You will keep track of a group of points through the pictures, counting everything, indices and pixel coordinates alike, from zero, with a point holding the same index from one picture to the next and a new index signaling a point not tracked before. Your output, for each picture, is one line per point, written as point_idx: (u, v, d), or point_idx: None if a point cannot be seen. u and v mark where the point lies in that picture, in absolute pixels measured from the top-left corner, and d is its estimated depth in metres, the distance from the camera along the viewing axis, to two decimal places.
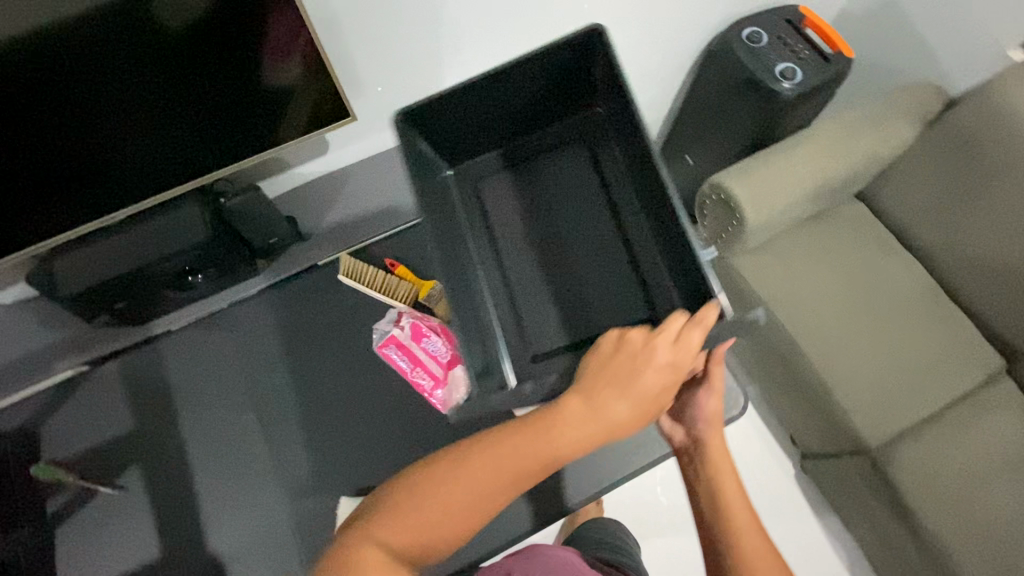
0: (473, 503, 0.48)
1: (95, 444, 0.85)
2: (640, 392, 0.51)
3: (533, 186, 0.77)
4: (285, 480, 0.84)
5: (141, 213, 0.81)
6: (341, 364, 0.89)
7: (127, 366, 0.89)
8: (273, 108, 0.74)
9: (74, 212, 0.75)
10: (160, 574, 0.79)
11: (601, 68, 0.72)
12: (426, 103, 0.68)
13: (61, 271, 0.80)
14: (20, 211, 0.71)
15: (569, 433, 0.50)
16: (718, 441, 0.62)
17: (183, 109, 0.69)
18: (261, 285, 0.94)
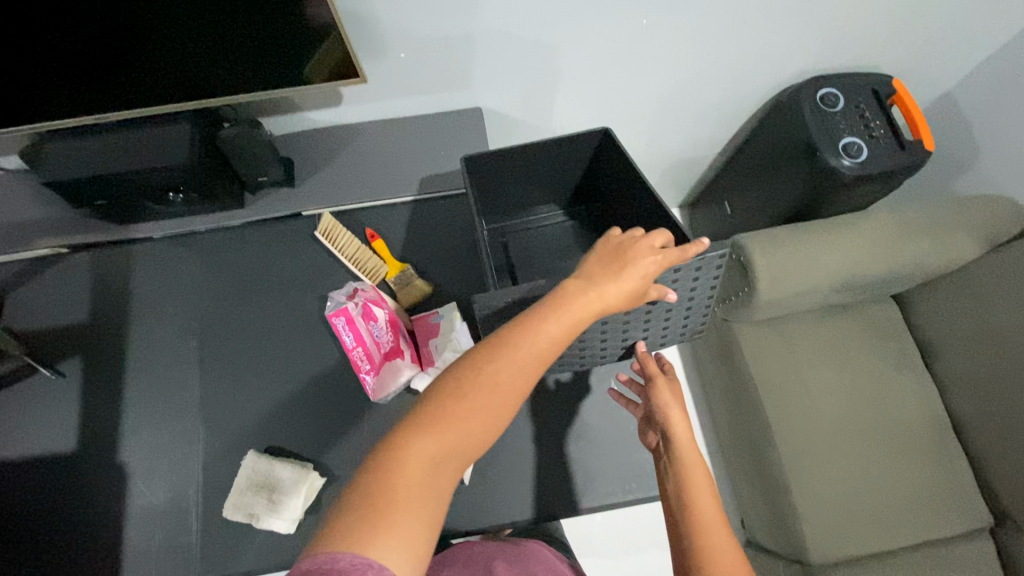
0: (511, 389, 0.51)
1: (51, 324, 0.88)
2: (636, 276, 0.54)
3: (552, 256, 0.92)
4: (203, 413, 0.84)
5: (135, 121, 0.81)
6: (293, 318, 0.89)
7: (102, 259, 0.92)
8: (300, 49, 0.73)
9: (69, 109, 0.76)
10: (65, 464, 0.81)
11: (610, 167, 0.83)
12: (485, 155, 0.79)
13: (47, 154, 0.80)
14: (32, 92, 0.72)
15: (586, 320, 0.52)
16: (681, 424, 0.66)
17: (185, 31, 0.68)
18: (242, 219, 0.93)
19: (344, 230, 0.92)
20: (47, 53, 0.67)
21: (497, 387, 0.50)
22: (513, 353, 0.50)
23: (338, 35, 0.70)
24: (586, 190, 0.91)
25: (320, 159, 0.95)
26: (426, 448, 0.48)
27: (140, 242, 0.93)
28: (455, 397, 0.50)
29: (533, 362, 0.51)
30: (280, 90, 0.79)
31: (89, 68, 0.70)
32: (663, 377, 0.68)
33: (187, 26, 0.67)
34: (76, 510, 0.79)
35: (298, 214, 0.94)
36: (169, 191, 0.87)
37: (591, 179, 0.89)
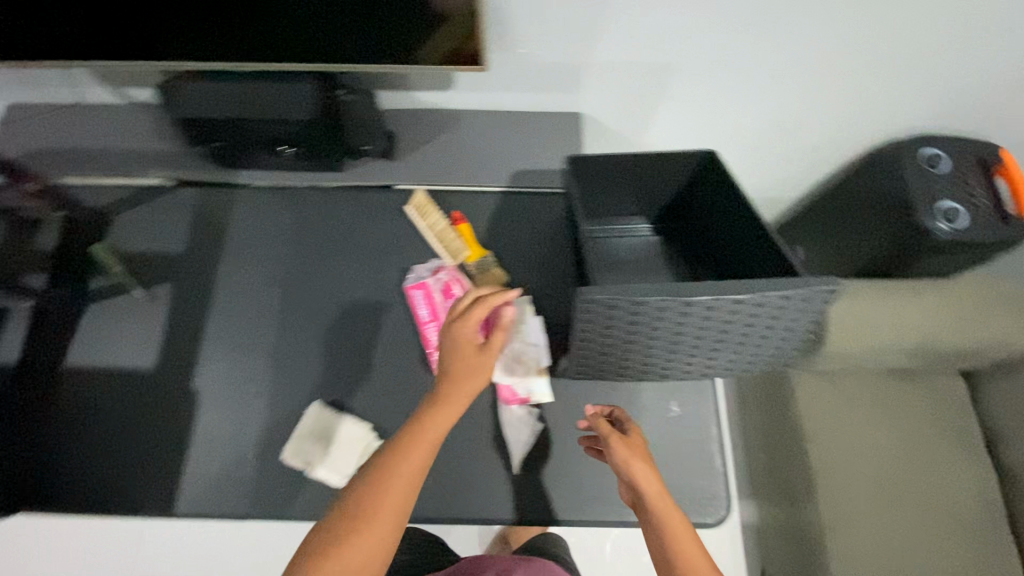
0: (399, 478, 0.61)
1: (149, 249, 0.94)
2: (473, 370, 0.69)
3: (633, 270, 0.91)
4: (275, 357, 0.87)
5: (265, 74, 0.87)
6: (373, 283, 0.92)
7: (205, 197, 0.97)
8: (423, 28, 0.76)
9: (213, 56, 0.80)
10: (142, 380, 0.86)
11: (710, 189, 0.83)
12: (589, 156, 0.82)
13: (186, 92, 0.87)
14: (173, 29, 0.77)
15: (440, 421, 0.66)
16: (652, 481, 0.65)
17: None
18: (338, 183, 0.97)
19: (434, 210, 0.94)
20: None
21: (383, 489, 0.61)
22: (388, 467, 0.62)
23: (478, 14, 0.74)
24: (677, 208, 0.90)
25: (421, 138, 0.98)
26: (337, 550, 0.57)
27: (242, 188, 0.98)
28: (354, 509, 0.60)
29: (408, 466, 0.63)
30: (394, 68, 0.81)
31: (246, 18, 0.75)
32: (619, 435, 0.68)
33: None
34: (146, 425, 0.83)
35: (391, 186, 0.97)
36: (280, 145, 0.93)
37: (684, 197, 0.88)
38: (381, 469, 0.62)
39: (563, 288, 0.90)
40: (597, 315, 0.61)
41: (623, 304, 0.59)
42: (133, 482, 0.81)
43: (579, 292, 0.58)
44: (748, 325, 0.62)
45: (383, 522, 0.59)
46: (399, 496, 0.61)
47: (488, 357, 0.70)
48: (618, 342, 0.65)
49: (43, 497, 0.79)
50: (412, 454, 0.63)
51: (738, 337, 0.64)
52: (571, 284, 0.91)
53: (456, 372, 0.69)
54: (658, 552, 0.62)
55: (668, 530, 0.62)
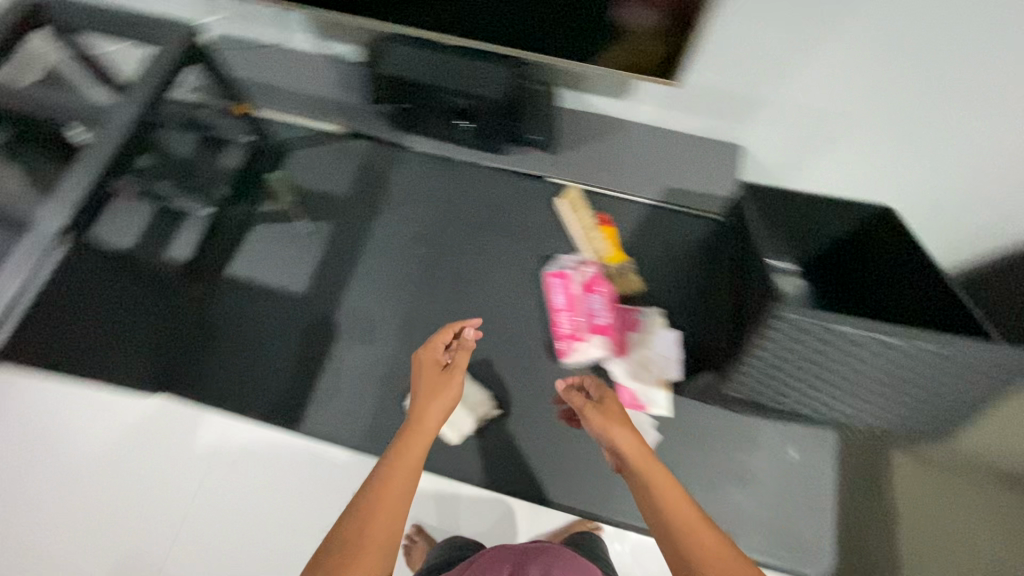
0: (387, 497, 0.59)
1: (318, 186, 1.01)
2: (449, 381, 0.72)
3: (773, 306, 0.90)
4: (413, 310, 0.92)
5: (460, 50, 0.90)
6: (514, 263, 0.95)
7: (375, 151, 1.04)
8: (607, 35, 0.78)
9: (417, 23, 0.83)
10: (291, 301, 0.92)
11: (875, 244, 0.83)
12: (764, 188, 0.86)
13: (394, 52, 0.91)
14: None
15: (431, 425, 0.67)
16: (629, 440, 0.64)
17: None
18: (497, 164, 1.01)
19: (584, 207, 0.97)
20: None
21: (391, 494, 0.59)
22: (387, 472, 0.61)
23: (676, 42, 0.75)
24: (827, 259, 0.90)
25: (585, 136, 1.00)
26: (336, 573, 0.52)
27: (408, 151, 1.04)
28: (350, 538, 0.55)
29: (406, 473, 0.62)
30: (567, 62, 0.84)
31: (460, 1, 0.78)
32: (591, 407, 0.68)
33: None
34: (286, 346, 0.90)
35: (543, 177, 1.00)
36: (459, 118, 0.99)
37: (838, 248, 0.88)
38: (374, 495, 0.59)
39: (698, 310, 0.91)
40: (778, 333, 0.65)
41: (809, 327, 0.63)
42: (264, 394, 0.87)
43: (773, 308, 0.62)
44: (925, 373, 0.64)
45: (379, 544, 0.56)
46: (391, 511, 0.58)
47: (457, 376, 0.73)
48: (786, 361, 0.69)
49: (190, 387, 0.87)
50: (400, 474, 0.61)
51: (906, 382, 0.66)
52: (706, 311, 0.90)
53: (427, 394, 0.70)
54: (652, 517, 0.58)
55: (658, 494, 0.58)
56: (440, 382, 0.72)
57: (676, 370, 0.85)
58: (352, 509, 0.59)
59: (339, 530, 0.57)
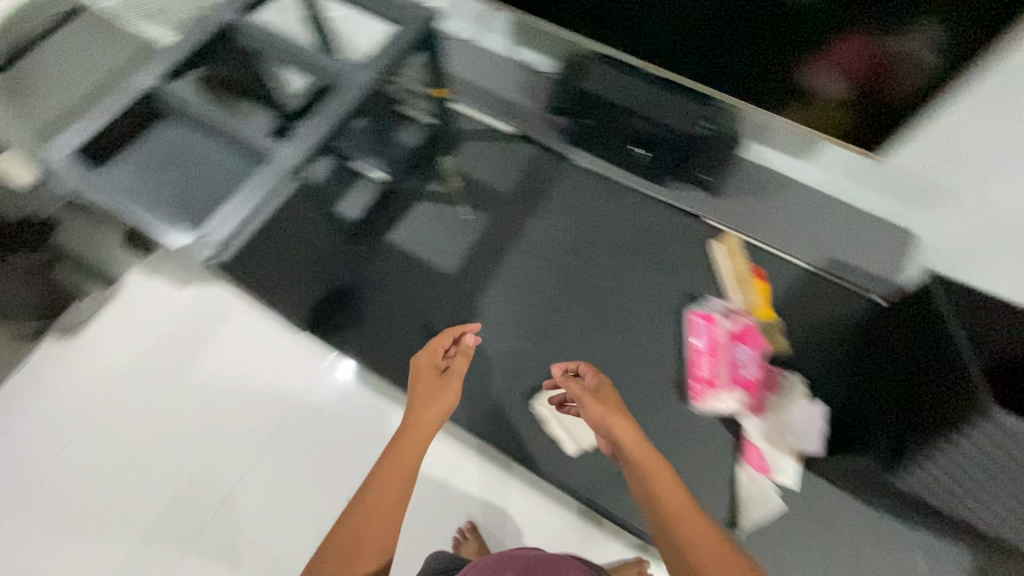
0: (377, 507, 0.64)
1: (480, 179, 1.06)
2: (449, 383, 0.74)
3: None
4: (550, 316, 0.95)
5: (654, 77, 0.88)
6: (658, 295, 0.95)
7: (538, 157, 1.06)
8: (784, 93, 0.74)
9: (620, 41, 0.82)
10: (438, 280, 0.97)
11: None
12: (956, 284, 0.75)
13: (596, 70, 0.94)
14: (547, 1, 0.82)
15: (429, 430, 0.71)
16: (639, 445, 0.63)
17: (704, 28, 0.72)
18: (658, 195, 1.00)
19: (740, 256, 0.94)
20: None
21: (384, 501, 0.65)
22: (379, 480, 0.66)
23: (873, 116, 0.68)
24: (1012, 358, 0.76)
25: (752, 187, 0.96)
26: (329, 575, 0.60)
27: (570, 164, 1.05)
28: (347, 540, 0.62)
29: (401, 481, 0.66)
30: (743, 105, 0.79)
31: (676, 30, 0.74)
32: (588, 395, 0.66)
33: (704, 25, 0.71)
34: (428, 321, 0.95)
35: (699, 218, 0.98)
36: (635, 144, 0.98)
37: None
38: (369, 499, 0.65)
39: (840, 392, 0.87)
40: (980, 434, 0.63)
41: (1020, 437, 0.60)
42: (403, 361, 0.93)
43: (987, 407, 0.60)
44: None
45: (371, 551, 0.62)
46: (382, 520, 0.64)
47: (454, 379, 0.75)
48: (971, 464, 0.66)
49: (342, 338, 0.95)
50: (391, 484, 0.65)
51: None
52: (852, 391, 0.86)
53: (424, 399, 0.72)
54: (651, 516, 0.61)
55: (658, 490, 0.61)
56: (440, 389, 0.74)
57: (817, 446, 0.81)
58: (349, 511, 0.65)
59: (338, 529, 0.64)
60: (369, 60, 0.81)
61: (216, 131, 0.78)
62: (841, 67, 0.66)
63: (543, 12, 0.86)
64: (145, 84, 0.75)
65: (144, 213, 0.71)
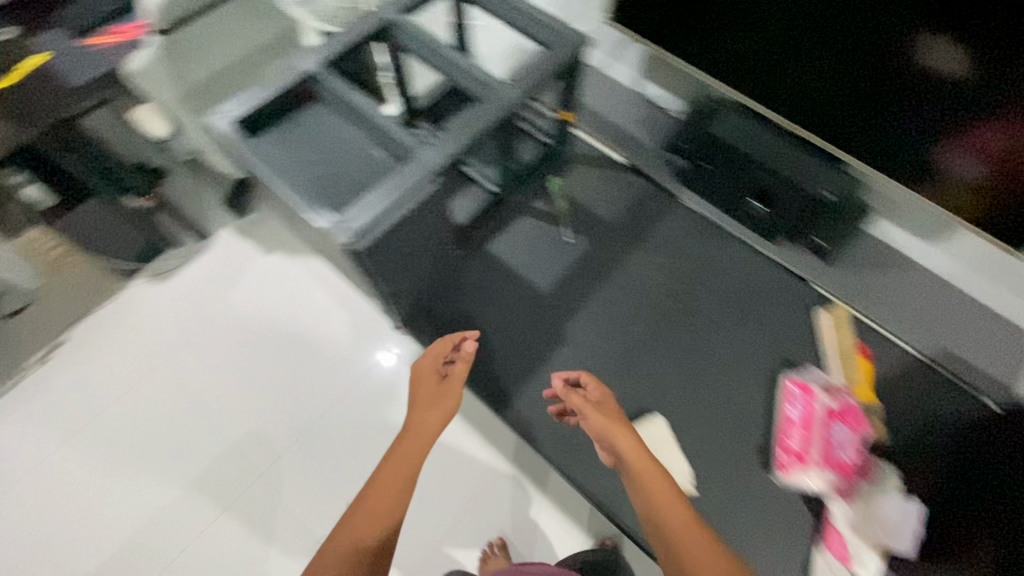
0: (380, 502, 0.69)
1: (585, 203, 1.06)
2: (447, 388, 0.83)
3: None
4: (638, 354, 0.93)
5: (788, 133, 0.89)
6: (751, 352, 0.92)
7: (648, 194, 1.06)
8: (913, 166, 0.77)
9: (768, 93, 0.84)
10: (531, 297, 0.98)
11: None
12: None
13: (730, 120, 0.94)
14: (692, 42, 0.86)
15: (428, 433, 0.78)
16: (634, 449, 0.67)
17: (847, 91, 0.76)
18: (764, 252, 0.98)
19: (846, 329, 0.91)
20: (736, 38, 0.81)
21: (381, 499, 0.69)
22: (377, 479, 0.72)
23: (1003, 204, 0.71)
24: None
25: (869, 262, 0.93)
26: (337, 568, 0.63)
27: (679, 206, 1.04)
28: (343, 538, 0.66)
29: (398, 482, 0.71)
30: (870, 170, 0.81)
31: (823, 92, 0.78)
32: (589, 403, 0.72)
33: (846, 88, 0.76)
34: (516, 336, 0.96)
35: (807, 282, 0.95)
36: (751, 197, 0.96)
37: None
38: (367, 500, 0.69)
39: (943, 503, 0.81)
40: None
41: None
42: (485, 371, 0.94)
43: None
44: None
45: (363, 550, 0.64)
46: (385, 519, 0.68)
47: (453, 384, 0.83)
48: None
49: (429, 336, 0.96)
50: (393, 481, 0.71)
51: None
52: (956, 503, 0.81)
53: (424, 405, 0.80)
54: (655, 532, 0.63)
55: (659, 506, 0.63)
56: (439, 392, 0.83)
57: (909, 547, 0.77)
58: (349, 512, 0.69)
59: (337, 532, 0.67)
60: (513, 80, 0.82)
61: (359, 119, 0.80)
62: (977, 146, 0.70)
63: (684, 53, 0.89)
64: (310, 66, 0.79)
65: (283, 184, 0.73)
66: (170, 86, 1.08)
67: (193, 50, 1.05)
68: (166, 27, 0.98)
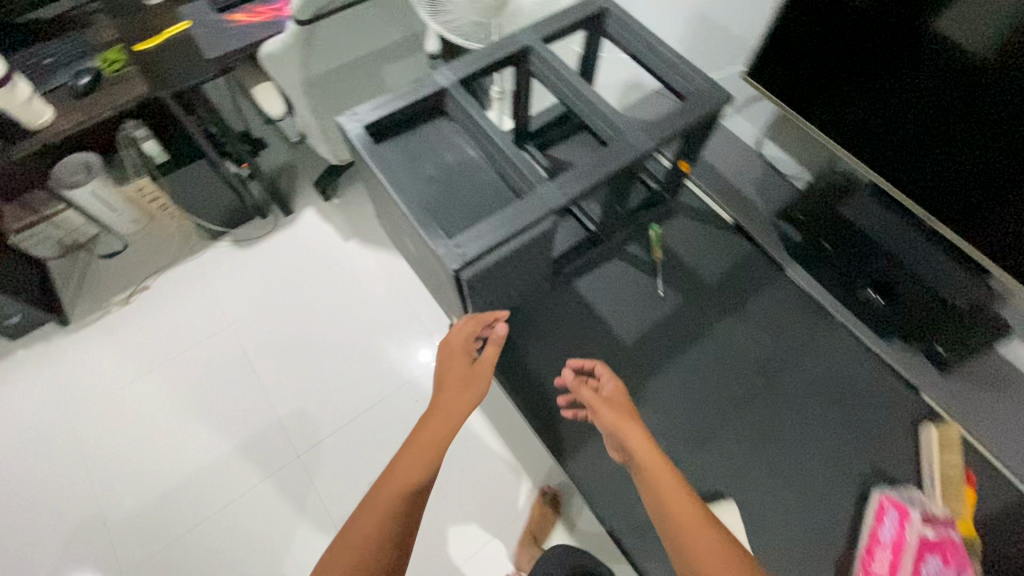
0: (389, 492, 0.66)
1: (682, 257, 1.01)
2: (478, 372, 0.81)
3: None
4: (716, 429, 0.87)
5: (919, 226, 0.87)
6: (841, 453, 0.84)
7: (750, 259, 0.99)
8: None
9: (916, 180, 0.80)
10: (612, 345, 0.94)
11: None
12: None
13: (860, 199, 0.91)
14: (824, 103, 0.85)
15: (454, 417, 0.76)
16: (638, 439, 0.70)
17: (981, 179, 0.73)
18: (874, 347, 0.89)
19: (957, 452, 0.81)
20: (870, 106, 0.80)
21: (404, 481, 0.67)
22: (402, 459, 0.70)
23: None
24: None
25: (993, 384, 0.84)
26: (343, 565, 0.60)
27: (784, 278, 0.97)
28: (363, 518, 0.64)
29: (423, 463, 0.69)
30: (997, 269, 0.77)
31: (960, 181, 0.75)
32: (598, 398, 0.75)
33: (980, 176, 0.73)
34: None
35: (917, 391, 0.87)
36: (869, 287, 0.89)
37: None
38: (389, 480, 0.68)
39: None
40: None
41: None
42: (554, 414, 0.91)
43: None
44: None
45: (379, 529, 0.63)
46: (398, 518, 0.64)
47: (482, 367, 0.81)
48: None
49: (503, 366, 0.94)
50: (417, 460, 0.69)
51: None
52: None
53: (452, 390, 0.79)
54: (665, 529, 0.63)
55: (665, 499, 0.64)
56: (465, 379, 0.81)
57: None
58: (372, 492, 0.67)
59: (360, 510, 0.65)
60: (647, 126, 0.78)
61: (480, 139, 0.79)
62: None
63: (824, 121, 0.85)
64: (445, 83, 0.79)
65: (392, 188, 0.73)
66: (293, 71, 1.11)
67: (326, 41, 1.08)
68: (305, 19, 0.98)
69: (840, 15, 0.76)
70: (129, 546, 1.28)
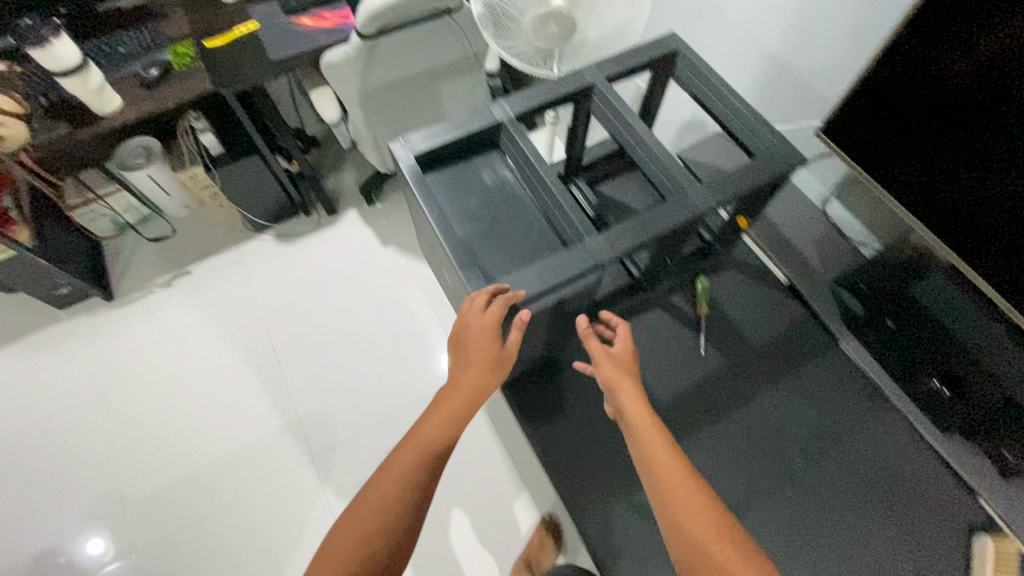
0: (397, 478, 0.66)
1: (732, 315, 0.96)
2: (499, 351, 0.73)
3: None
4: (747, 506, 0.81)
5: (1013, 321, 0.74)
6: (886, 553, 0.77)
7: (803, 326, 0.94)
8: None
9: (993, 259, 0.71)
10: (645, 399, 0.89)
11: None
12: None
13: (937, 280, 0.82)
14: (896, 165, 0.79)
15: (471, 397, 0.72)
16: (637, 405, 0.70)
17: None
18: (932, 440, 0.82)
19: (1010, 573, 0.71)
20: (946, 174, 0.73)
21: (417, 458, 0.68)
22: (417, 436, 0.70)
23: None
24: None
25: None
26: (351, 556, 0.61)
27: (839, 350, 0.91)
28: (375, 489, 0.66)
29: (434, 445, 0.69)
30: None
31: None
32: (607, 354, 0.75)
33: None
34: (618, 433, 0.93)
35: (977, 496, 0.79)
36: (937, 380, 0.81)
37: None
38: (402, 457, 0.68)
39: None
40: None
41: None
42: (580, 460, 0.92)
43: None
44: None
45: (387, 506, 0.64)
46: (406, 501, 0.65)
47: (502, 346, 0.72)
48: None
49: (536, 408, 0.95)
50: (431, 440, 0.69)
51: None
52: None
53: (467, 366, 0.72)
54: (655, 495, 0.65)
55: (657, 466, 0.65)
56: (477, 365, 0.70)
57: None
58: (386, 465, 0.68)
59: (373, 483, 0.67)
60: (709, 183, 0.74)
61: (531, 180, 0.76)
62: None
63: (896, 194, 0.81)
64: (502, 117, 0.77)
65: (435, 221, 0.72)
66: (350, 82, 1.11)
67: (389, 54, 1.08)
68: (368, 32, 0.98)
69: (938, 77, 0.69)
70: (141, 528, 1.29)
